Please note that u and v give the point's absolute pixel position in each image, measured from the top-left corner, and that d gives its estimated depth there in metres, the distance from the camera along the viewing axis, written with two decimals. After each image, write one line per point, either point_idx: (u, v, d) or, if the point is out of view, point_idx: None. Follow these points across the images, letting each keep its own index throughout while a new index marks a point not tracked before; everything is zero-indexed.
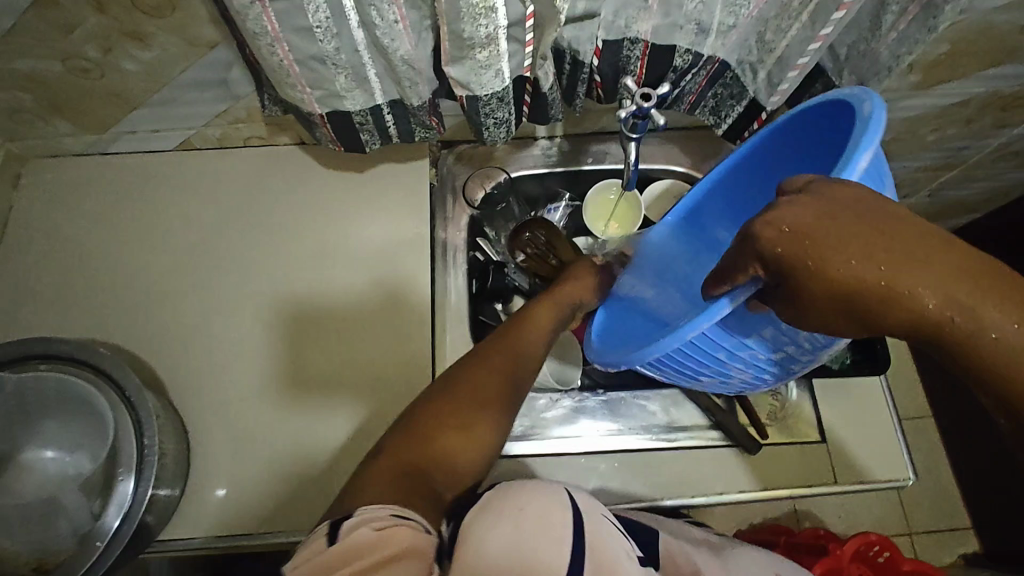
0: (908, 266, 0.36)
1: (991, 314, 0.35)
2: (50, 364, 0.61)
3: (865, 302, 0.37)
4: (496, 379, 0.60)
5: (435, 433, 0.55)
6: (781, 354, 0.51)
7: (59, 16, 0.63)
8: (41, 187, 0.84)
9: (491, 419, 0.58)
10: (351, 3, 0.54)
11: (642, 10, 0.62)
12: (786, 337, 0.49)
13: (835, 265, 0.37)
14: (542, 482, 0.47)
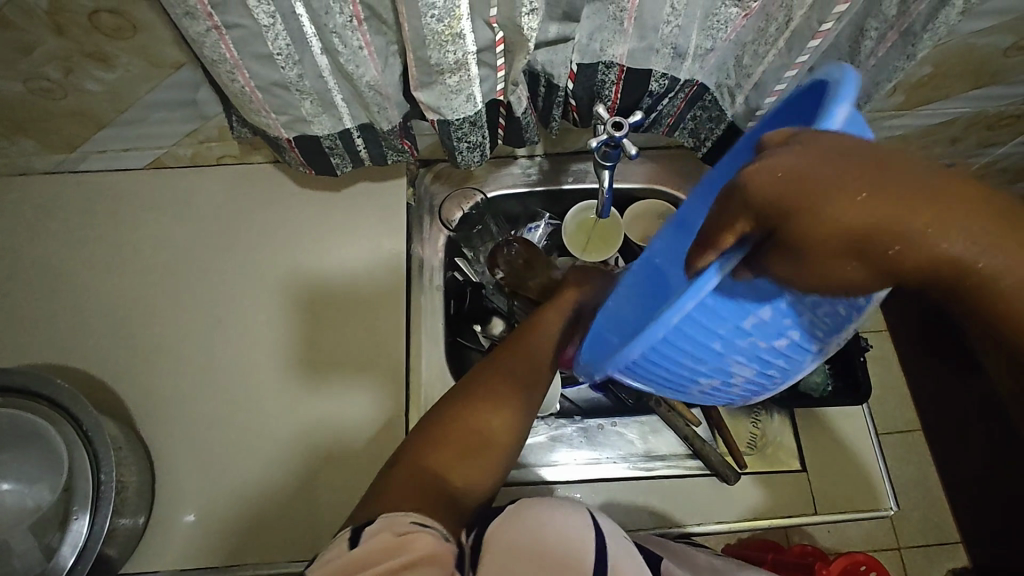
0: (920, 203, 0.29)
1: (1005, 256, 0.30)
2: (5, 397, 0.59)
3: (876, 248, 0.30)
4: (518, 381, 0.61)
5: (461, 437, 0.56)
6: (785, 342, 0.41)
7: (17, 37, 0.61)
8: (7, 207, 0.82)
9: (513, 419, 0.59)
10: (313, 30, 0.52)
11: (617, 34, 0.61)
12: (787, 318, 0.39)
13: (841, 210, 0.29)
14: (565, 501, 0.51)
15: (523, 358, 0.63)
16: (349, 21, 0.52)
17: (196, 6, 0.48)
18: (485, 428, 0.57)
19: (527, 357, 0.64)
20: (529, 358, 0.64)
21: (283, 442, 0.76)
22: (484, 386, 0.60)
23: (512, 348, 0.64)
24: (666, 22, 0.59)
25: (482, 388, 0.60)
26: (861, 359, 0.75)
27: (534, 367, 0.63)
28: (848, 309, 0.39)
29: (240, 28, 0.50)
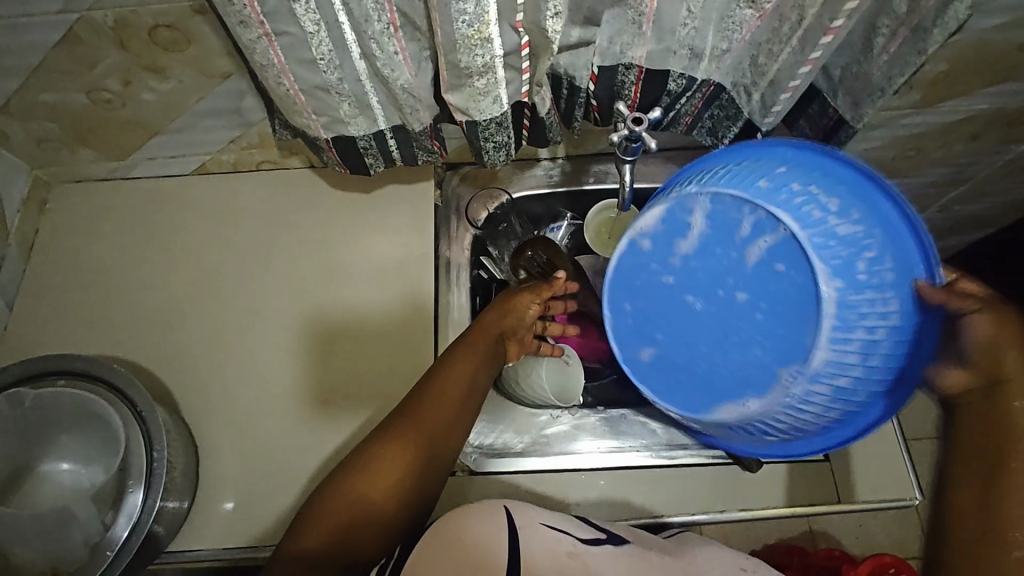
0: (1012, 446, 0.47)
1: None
2: (67, 380, 0.64)
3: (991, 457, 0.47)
4: (454, 395, 0.61)
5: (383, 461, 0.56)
6: (860, 267, 0.57)
7: (84, 52, 0.67)
8: (66, 211, 0.88)
9: (443, 437, 0.59)
10: (353, 36, 0.57)
11: (636, 36, 0.64)
12: (874, 278, 0.57)
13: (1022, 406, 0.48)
14: (476, 506, 0.51)
15: (462, 371, 0.62)
16: (386, 27, 0.57)
17: (250, 15, 0.53)
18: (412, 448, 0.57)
19: (467, 370, 0.63)
20: (471, 372, 0.63)
21: (318, 433, 0.80)
22: (416, 405, 0.60)
23: (454, 359, 0.64)
24: (683, 25, 0.63)
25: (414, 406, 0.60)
26: None
27: (473, 381, 0.63)
28: (844, 324, 0.58)
29: (288, 35, 0.55)
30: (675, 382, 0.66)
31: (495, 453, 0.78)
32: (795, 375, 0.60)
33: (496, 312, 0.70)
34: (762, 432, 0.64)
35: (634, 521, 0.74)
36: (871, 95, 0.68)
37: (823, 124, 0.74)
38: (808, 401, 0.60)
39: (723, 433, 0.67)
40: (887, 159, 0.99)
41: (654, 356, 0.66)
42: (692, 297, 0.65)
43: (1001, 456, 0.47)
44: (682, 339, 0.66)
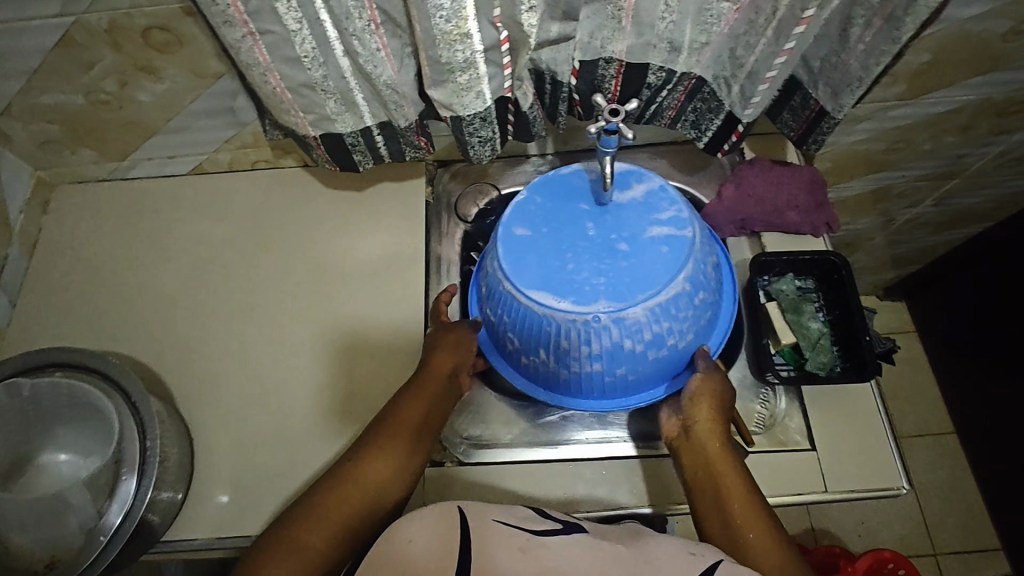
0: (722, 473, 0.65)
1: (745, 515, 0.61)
2: (64, 372, 0.65)
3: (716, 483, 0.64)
4: (403, 444, 0.66)
5: (335, 509, 0.60)
6: (700, 295, 0.67)
7: (81, 54, 0.69)
8: (67, 211, 0.90)
9: (387, 489, 0.63)
10: (335, 33, 0.58)
11: (616, 30, 0.65)
12: (698, 309, 0.67)
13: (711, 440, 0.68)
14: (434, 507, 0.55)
15: (411, 422, 0.68)
16: (367, 25, 0.58)
17: (234, 14, 0.55)
18: (362, 497, 0.62)
19: (417, 421, 0.69)
20: (420, 422, 0.69)
21: (310, 425, 0.81)
22: (368, 454, 0.65)
23: (404, 408, 0.69)
24: (662, 18, 0.64)
25: (363, 455, 0.65)
26: (867, 339, 0.77)
27: (422, 431, 0.68)
28: (666, 315, 0.64)
29: (273, 34, 0.57)
30: (520, 262, 0.65)
31: (484, 445, 0.79)
32: (607, 311, 0.62)
33: (445, 352, 0.74)
34: (518, 337, 0.69)
35: (613, 511, 0.75)
36: (849, 85, 0.69)
37: (805, 115, 0.75)
38: (593, 345, 0.65)
39: (509, 327, 0.69)
40: (878, 152, 0.99)
41: (525, 238, 0.67)
42: (593, 225, 0.66)
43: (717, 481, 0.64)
44: (551, 239, 0.66)
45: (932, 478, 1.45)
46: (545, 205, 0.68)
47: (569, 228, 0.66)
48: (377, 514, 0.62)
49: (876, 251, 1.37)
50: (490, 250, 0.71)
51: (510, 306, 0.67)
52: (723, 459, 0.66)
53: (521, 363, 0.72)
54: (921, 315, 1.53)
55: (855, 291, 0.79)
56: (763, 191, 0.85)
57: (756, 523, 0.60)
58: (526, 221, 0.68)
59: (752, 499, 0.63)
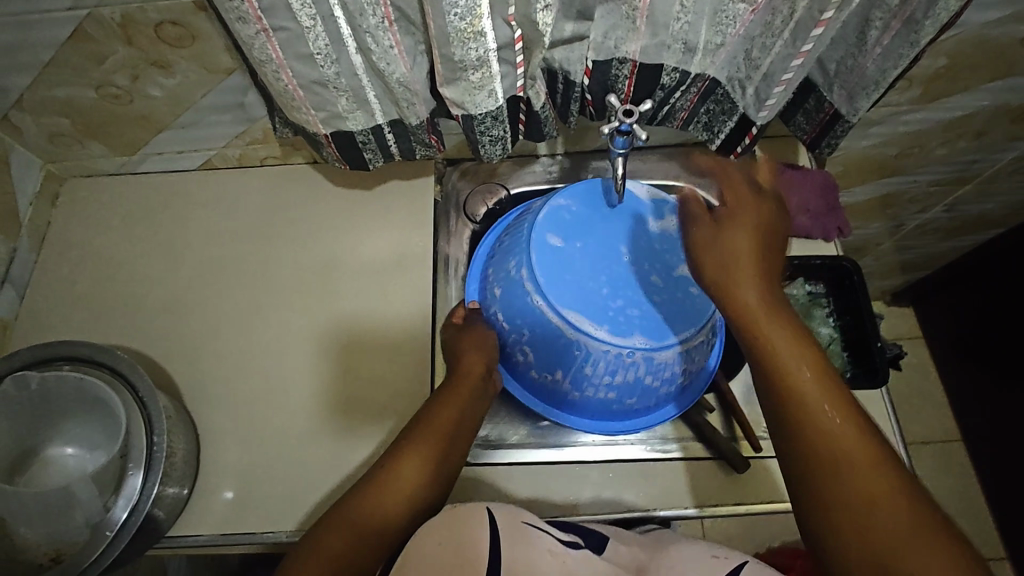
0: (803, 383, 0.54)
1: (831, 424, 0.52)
2: (73, 365, 0.65)
3: (788, 392, 0.54)
4: (434, 445, 0.65)
5: (370, 513, 0.60)
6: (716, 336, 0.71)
7: (93, 48, 0.69)
8: (76, 205, 0.90)
9: (417, 493, 0.63)
10: (349, 30, 0.58)
11: (630, 31, 0.65)
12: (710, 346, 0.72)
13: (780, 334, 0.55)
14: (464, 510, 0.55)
15: (446, 420, 0.68)
16: (380, 22, 0.58)
17: (247, 11, 0.55)
18: (399, 498, 0.62)
19: (453, 418, 0.68)
20: (455, 421, 0.68)
21: (316, 423, 0.81)
22: (404, 454, 0.64)
23: (439, 408, 0.69)
24: (677, 19, 0.63)
25: (399, 456, 0.64)
26: (879, 345, 0.76)
27: (455, 432, 0.67)
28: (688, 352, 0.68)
29: (286, 31, 0.57)
30: (555, 276, 0.66)
31: (491, 445, 0.79)
32: (642, 347, 0.65)
33: (477, 350, 0.73)
34: (536, 353, 0.71)
35: (620, 515, 0.74)
36: (865, 88, 0.68)
37: (819, 119, 0.75)
38: (615, 376, 0.68)
39: (527, 338, 0.70)
40: (890, 156, 0.99)
41: (561, 251, 0.67)
42: (630, 250, 0.68)
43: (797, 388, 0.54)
44: (585, 257, 0.67)
45: (937, 486, 1.44)
46: (577, 220, 0.69)
47: (602, 249, 0.68)
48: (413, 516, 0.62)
49: (885, 256, 1.36)
50: (514, 251, 0.71)
51: (536, 322, 0.68)
52: (797, 364, 0.54)
53: (527, 376, 0.75)
54: (928, 321, 1.52)
55: (867, 299, 0.79)
56: (773, 194, 0.84)
57: (838, 429, 0.52)
58: (560, 231, 0.69)
59: (833, 406, 0.53)
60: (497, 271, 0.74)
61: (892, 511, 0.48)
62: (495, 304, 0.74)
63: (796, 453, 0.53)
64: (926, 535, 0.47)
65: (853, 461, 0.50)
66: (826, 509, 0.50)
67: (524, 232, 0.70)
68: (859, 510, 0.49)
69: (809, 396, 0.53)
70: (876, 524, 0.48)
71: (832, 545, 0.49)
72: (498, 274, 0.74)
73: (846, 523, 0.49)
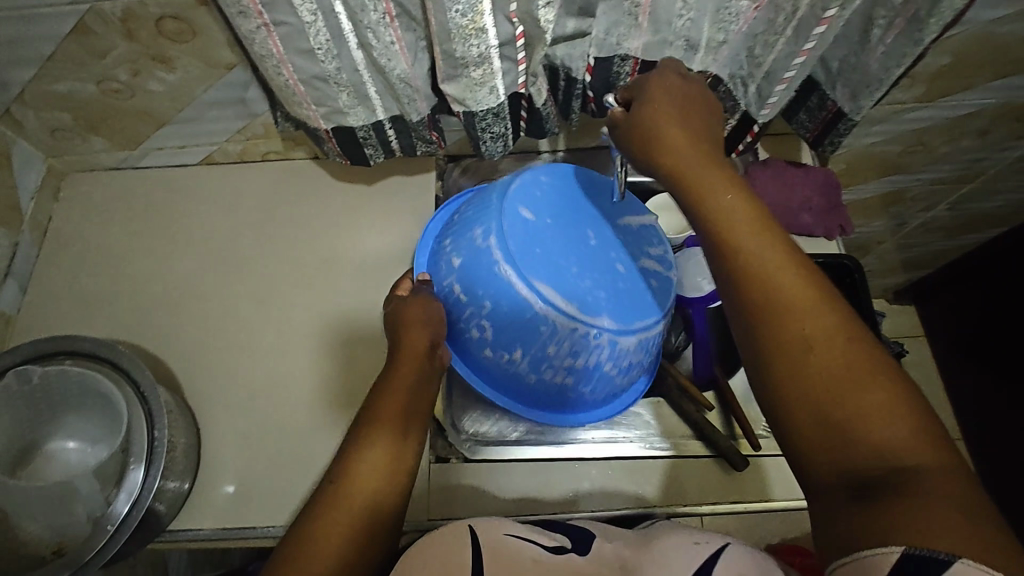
0: (780, 292, 0.47)
1: (814, 339, 0.45)
2: (74, 360, 0.66)
3: (758, 307, 0.47)
4: (389, 438, 0.60)
5: (332, 524, 0.53)
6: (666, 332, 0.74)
7: (94, 42, 0.69)
8: (78, 199, 0.90)
9: (382, 491, 0.57)
10: (349, 26, 0.58)
11: (632, 28, 0.64)
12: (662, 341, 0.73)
13: (750, 245, 0.49)
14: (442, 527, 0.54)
15: (395, 410, 0.62)
16: (382, 17, 0.58)
17: (248, 5, 0.54)
18: (360, 504, 0.55)
19: (401, 404, 0.62)
20: (404, 407, 0.62)
21: (316, 418, 0.81)
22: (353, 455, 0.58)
23: (384, 398, 0.63)
24: (679, 16, 0.63)
25: (348, 459, 0.58)
26: None
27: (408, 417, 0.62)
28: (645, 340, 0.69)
29: (286, 25, 0.57)
30: (528, 250, 0.66)
31: (491, 441, 0.79)
32: (609, 329, 0.65)
33: (420, 325, 0.67)
34: (497, 329, 0.67)
35: (620, 511, 0.74)
36: (868, 86, 0.68)
37: (821, 117, 0.74)
38: (578, 359, 0.67)
39: (488, 311, 0.67)
40: (893, 154, 0.98)
41: (530, 223, 0.68)
42: (596, 236, 0.70)
43: (774, 301, 0.47)
44: (554, 234, 0.68)
45: None
46: (549, 198, 0.71)
47: (569, 230, 0.70)
48: (381, 520, 0.56)
49: (887, 254, 1.36)
50: (481, 219, 0.69)
51: (502, 293, 0.65)
52: (770, 268, 0.48)
53: (478, 358, 0.71)
54: (930, 319, 1.52)
55: (869, 298, 0.78)
56: (776, 193, 0.84)
57: (804, 310, 0.46)
58: (531, 205, 0.69)
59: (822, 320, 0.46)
60: (456, 243, 0.70)
61: (866, 395, 0.43)
62: (453, 274, 0.69)
63: (760, 342, 0.47)
64: (904, 419, 0.42)
65: (822, 347, 0.45)
66: (795, 407, 0.45)
67: (493, 206, 0.69)
68: (828, 398, 0.44)
69: (774, 280, 0.47)
70: (851, 411, 0.43)
71: (805, 443, 0.44)
72: (459, 245, 0.70)
73: (816, 420, 0.44)
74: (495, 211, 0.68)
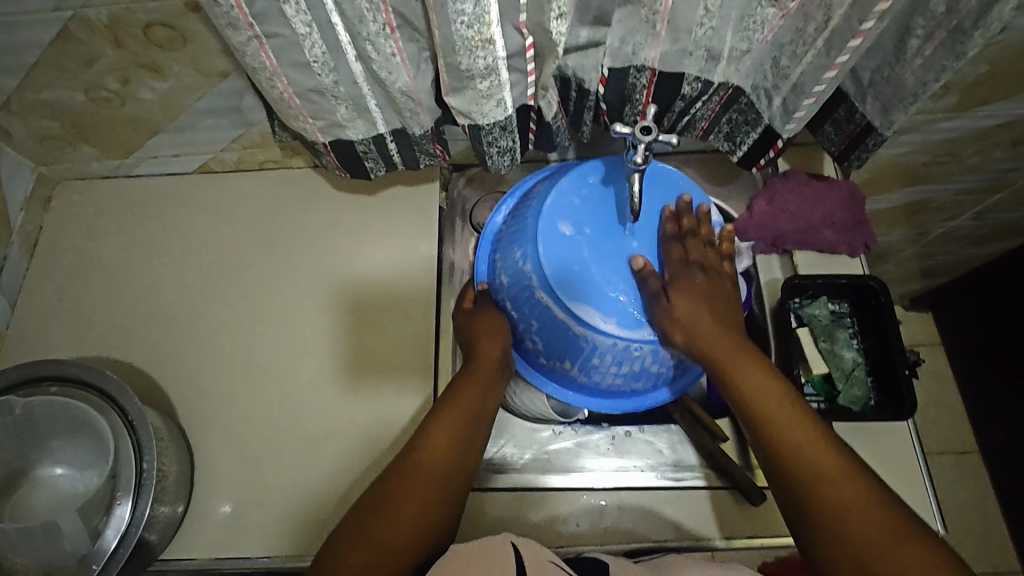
0: (784, 433, 0.57)
1: (822, 481, 0.54)
2: (60, 386, 0.63)
3: (774, 448, 0.57)
4: (461, 426, 0.64)
5: (399, 505, 0.58)
6: None
7: (80, 50, 0.65)
8: (69, 209, 0.87)
9: (452, 473, 0.62)
10: (347, 37, 0.54)
11: (649, 36, 0.60)
12: None
13: (758, 398, 0.59)
14: (485, 538, 0.56)
15: (469, 402, 0.66)
16: (382, 29, 0.54)
17: (238, 17, 0.51)
18: (426, 492, 0.60)
19: (470, 407, 0.66)
20: (474, 411, 0.66)
21: (314, 441, 0.78)
22: (421, 444, 0.63)
23: (461, 390, 0.67)
24: (700, 25, 0.59)
25: (423, 439, 0.64)
26: (906, 372, 0.72)
27: (482, 411, 0.67)
28: None
29: (280, 37, 0.53)
30: (565, 267, 0.64)
31: (495, 470, 0.76)
32: (651, 339, 0.65)
33: (491, 335, 0.70)
34: (546, 341, 0.69)
35: (631, 545, 0.71)
36: (902, 100, 0.63)
37: (849, 130, 0.70)
38: (623, 366, 0.67)
39: (536, 328, 0.69)
40: (919, 165, 0.93)
41: (572, 236, 0.66)
42: (636, 240, 0.67)
43: (781, 443, 0.57)
44: (593, 244, 0.66)
45: (951, 499, 1.40)
46: (588, 205, 0.67)
47: (610, 235, 0.67)
48: (449, 498, 0.61)
49: (906, 262, 1.31)
50: (519, 241, 0.69)
51: (544, 311, 0.67)
52: (775, 412, 0.58)
53: (536, 361, 0.73)
54: (949, 329, 1.47)
55: (894, 321, 0.74)
56: (796, 207, 0.79)
57: (820, 467, 0.55)
58: (568, 217, 0.66)
59: (831, 469, 0.55)
60: (504, 255, 0.72)
61: (889, 546, 0.50)
62: (504, 292, 0.72)
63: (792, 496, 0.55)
64: (918, 553, 0.49)
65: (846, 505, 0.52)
66: (833, 566, 0.52)
67: (531, 222, 0.67)
68: (844, 535, 0.51)
69: (783, 432, 0.57)
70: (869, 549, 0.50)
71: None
72: (506, 258, 0.71)
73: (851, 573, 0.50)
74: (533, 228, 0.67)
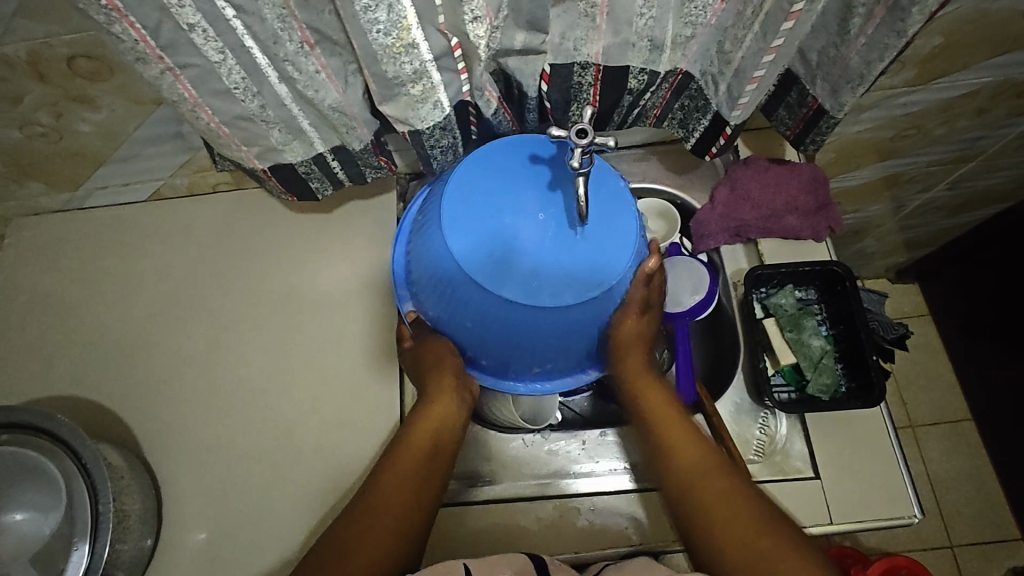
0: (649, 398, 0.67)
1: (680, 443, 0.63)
2: (11, 434, 0.62)
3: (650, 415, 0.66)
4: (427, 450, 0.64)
5: (361, 543, 0.58)
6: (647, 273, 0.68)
7: (7, 88, 0.64)
8: (23, 246, 0.86)
9: (419, 495, 0.62)
10: (265, 60, 0.53)
11: (590, 30, 0.58)
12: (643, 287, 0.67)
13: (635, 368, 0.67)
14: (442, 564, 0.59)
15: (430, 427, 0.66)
16: (300, 47, 0.52)
17: (145, 51, 0.50)
18: (391, 515, 0.60)
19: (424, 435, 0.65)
20: (431, 443, 0.65)
21: (281, 467, 0.77)
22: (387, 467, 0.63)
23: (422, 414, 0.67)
24: (640, 15, 0.56)
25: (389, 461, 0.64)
26: (875, 358, 0.71)
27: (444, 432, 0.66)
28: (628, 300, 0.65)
29: (195, 67, 0.52)
30: (479, 264, 0.59)
31: (463, 482, 0.75)
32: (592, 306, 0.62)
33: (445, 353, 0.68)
34: (489, 343, 0.65)
35: (604, 551, 0.70)
36: (849, 82, 0.62)
37: (802, 114, 0.69)
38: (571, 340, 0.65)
39: (473, 333, 0.65)
40: (884, 140, 0.92)
41: (475, 233, 0.60)
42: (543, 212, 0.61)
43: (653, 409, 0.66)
44: (501, 231, 0.60)
45: (946, 469, 1.39)
46: (483, 194, 0.62)
47: (517, 215, 0.61)
48: (414, 520, 0.60)
49: (886, 236, 1.29)
50: (428, 250, 0.63)
51: (476, 315, 0.63)
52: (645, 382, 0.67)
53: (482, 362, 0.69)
54: (935, 298, 1.46)
55: (860, 304, 0.73)
56: (760, 194, 0.77)
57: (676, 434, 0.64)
58: (469, 215, 0.61)
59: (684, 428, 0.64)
60: (439, 304, 0.66)
61: (720, 491, 0.58)
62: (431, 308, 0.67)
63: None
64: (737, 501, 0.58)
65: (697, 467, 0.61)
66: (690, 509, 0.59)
67: (463, 276, 0.60)
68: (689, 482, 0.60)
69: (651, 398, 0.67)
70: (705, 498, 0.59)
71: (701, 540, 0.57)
72: (442, 307, 0.66)
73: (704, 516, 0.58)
74: (470, 282, 0.60)
